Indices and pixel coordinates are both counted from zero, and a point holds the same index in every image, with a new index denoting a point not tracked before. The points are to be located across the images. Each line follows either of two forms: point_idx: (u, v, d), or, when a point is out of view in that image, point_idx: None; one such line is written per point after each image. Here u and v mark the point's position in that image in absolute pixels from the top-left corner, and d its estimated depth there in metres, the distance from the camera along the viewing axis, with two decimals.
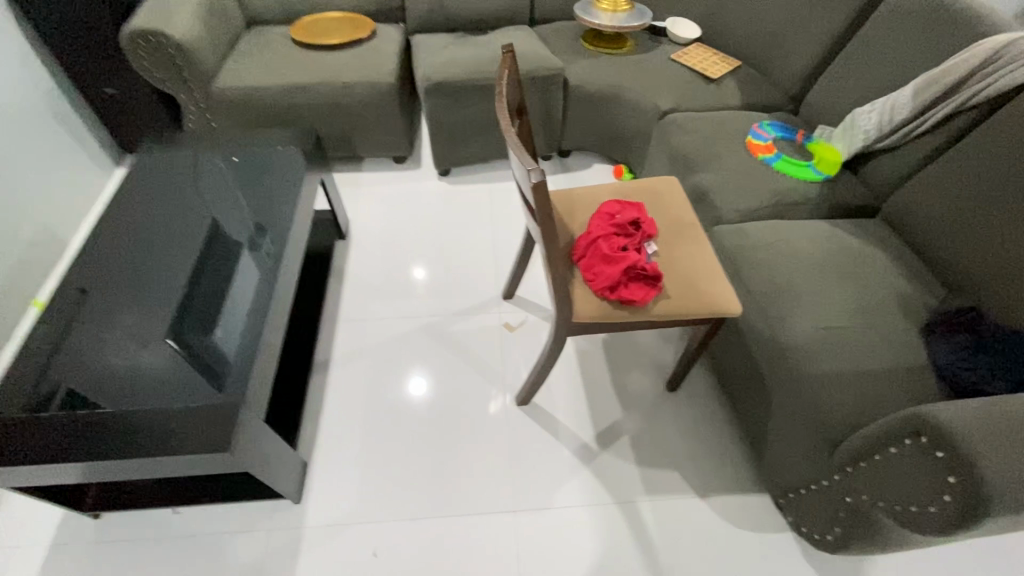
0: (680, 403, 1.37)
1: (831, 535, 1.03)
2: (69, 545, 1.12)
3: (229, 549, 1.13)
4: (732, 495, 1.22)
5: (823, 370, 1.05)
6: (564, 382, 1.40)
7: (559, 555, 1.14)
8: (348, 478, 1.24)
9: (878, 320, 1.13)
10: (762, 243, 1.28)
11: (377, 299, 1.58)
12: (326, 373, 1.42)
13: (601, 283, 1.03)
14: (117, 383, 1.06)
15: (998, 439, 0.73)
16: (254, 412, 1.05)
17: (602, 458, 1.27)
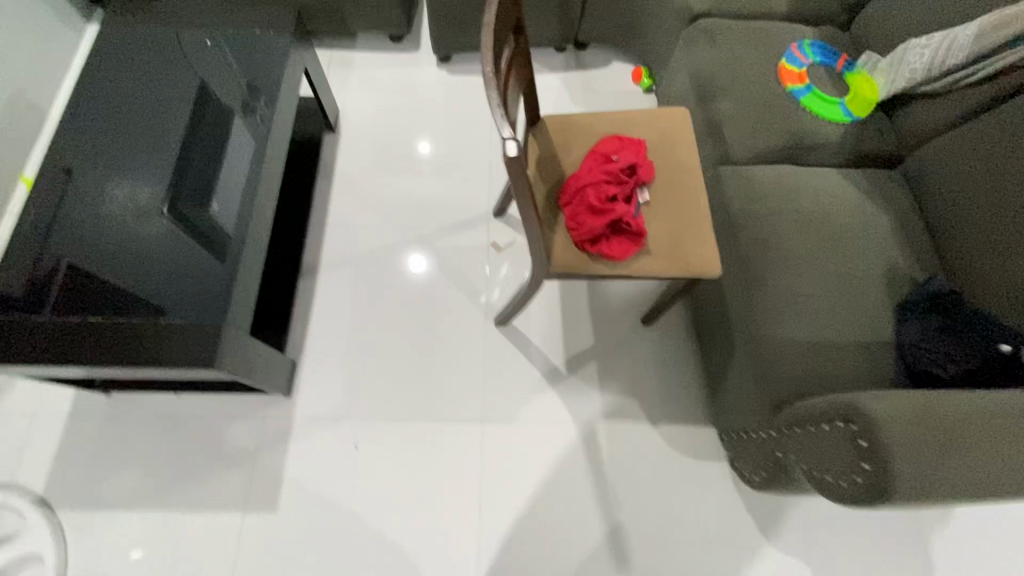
0: (652, 338, 1.43)
1: (758, 476, 1.15)
2: (88, 416, 1.28)
3: (230, 430, 1.29)
4: (681, 426, 1.35)
5: (787, 336, 1.09)
6: (543, 307, 1.44)
7: (516, 462, 1.29)
8: (334, 378, 1.35)
9: (857, 290, 1.13)
10: (762, 194, 1.22)
11: (366, 204, 1.56)
12: (315, 277, 1.46)
13: (583, 235, 1.02)
14: (105, 286, 1.10)
15: (914, 439, 0.79)
16: (241, 324, 1.11)
17: (569, 383, 1.37)
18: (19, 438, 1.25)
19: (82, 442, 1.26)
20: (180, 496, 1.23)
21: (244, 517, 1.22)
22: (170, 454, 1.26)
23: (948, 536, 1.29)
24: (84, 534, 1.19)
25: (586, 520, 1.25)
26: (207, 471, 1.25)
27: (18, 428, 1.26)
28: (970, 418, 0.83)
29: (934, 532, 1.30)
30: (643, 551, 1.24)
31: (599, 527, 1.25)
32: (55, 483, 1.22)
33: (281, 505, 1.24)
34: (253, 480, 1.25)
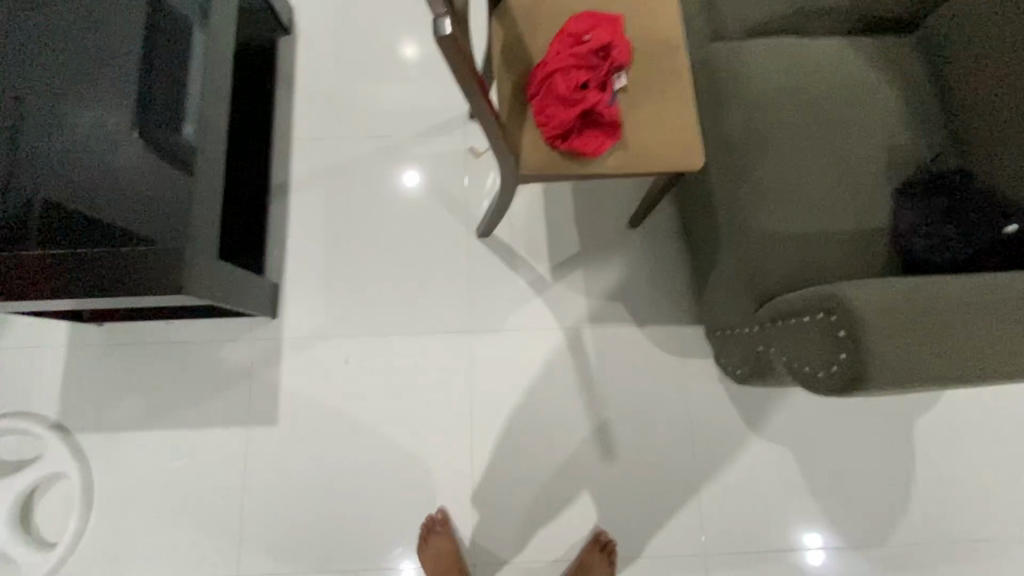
0: (640, 239, 1.38)
1: (740, 369, 1.15)
2: (86, 346, 1.32)
3: (223, 352, 1.32)
4: (669, 326, 1.34)
5: (774, 230, 1.03)
6: (525, 214, 1.39)
7: (504, 369, 1.32)
8: (318, 298, 1.35)
9: (854, 176, 1.05)
10: (756, 73, 1.10)
11: (333, 114, 1.46)
12: (288, 195, 1.41)
13: (552, 130, 0.94)
14: (61, 217, 1.05)
15: (894, 328, 0.78)
16: (208, 249, 1.08)
17: (555, 290, 1.35)
18: (26, 370, 1.30)
19: (85, 371, 1.31)
20: (185, 415, 1.29)
21: (248, 432, 1.29)
22: (168, 378, 1.31)
23: (931, 419, 1.32)
24: (103, 452, 1.27)
25: (574, 419, 1.30)
26: (207, 392, 1.30)
27: (22, 361, 1.30)
28: (956, 303, 0.80)
29: (918, 416, 1.32)
30: (629, 444, 1.29)
31: (586, 425, 1.30)
32: (67, 409, 1.29)
33: (282, 419, 1.29)
34: (251, 398, 1.30)
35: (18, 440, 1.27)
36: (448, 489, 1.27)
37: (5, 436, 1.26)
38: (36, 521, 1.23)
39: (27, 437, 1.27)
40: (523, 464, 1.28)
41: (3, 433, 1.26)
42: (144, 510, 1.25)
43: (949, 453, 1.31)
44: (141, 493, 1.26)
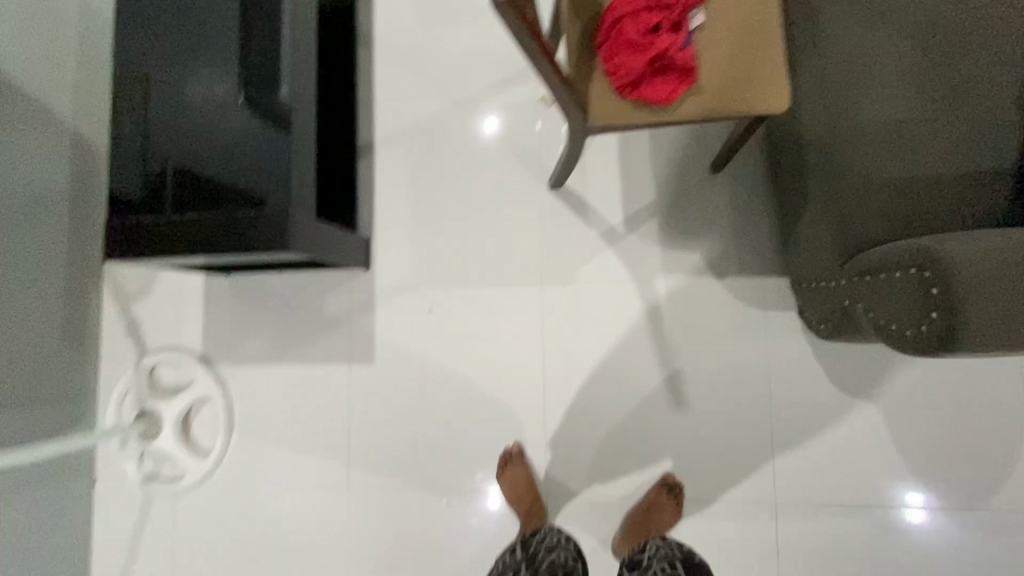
0: (720, 187, 1.32)
1: (824, 324, 1.10)
2: (217, 293, 1.55)
3: (326, 301, 1.49)
4: (748, 278, 1.29)
5: (868, 177, 0.97)
6: (598, 164, 1.37)
7: (577, 318, 1.36)
8: (404, 251, 1.46)
9: (964, 114, 0.97)
10: (856, 3, 1.02)
11: (410, 71, 1.50)
12: (372, 154, 1.50)
13: (620, 80, 0.91)
14: (188, 184, 1.22)
15: (996, 286, 0.73)
16: (307, 210, 1.21)
17: (627, 242, 1.35)
18: (176, 312, 1.57)
19: (219, 314, 1.54)
20: (299, 353, 1.50)
21: (350, 368, 1.47)
22: (283, 321, 1.51)
23: None
24: (238, 381, 1.52)
25: (645, 368, 1.32)
26: (315, 333, 1.49)
27: (172, 305, 1.57)
28: None
29: None
30: (701, 396, 1.30)
31: (658, 374, 1.32)
32: (208, 345, 1.54)
33: (377, 359, 1.46)
34: (352, 339, 1.47)
35: (176, 368, 1.55)
36: (524, 427, 1.37)
37: (166, 365, 1.55)
38: (194, 433, 1.52)
39: (182, 366, 1.55)
40: (594, 408, 1.34)
41: (165, 362, 1.54)
42: (272, 430, 1.49)
43: None
44: (270, 415, 1.50)
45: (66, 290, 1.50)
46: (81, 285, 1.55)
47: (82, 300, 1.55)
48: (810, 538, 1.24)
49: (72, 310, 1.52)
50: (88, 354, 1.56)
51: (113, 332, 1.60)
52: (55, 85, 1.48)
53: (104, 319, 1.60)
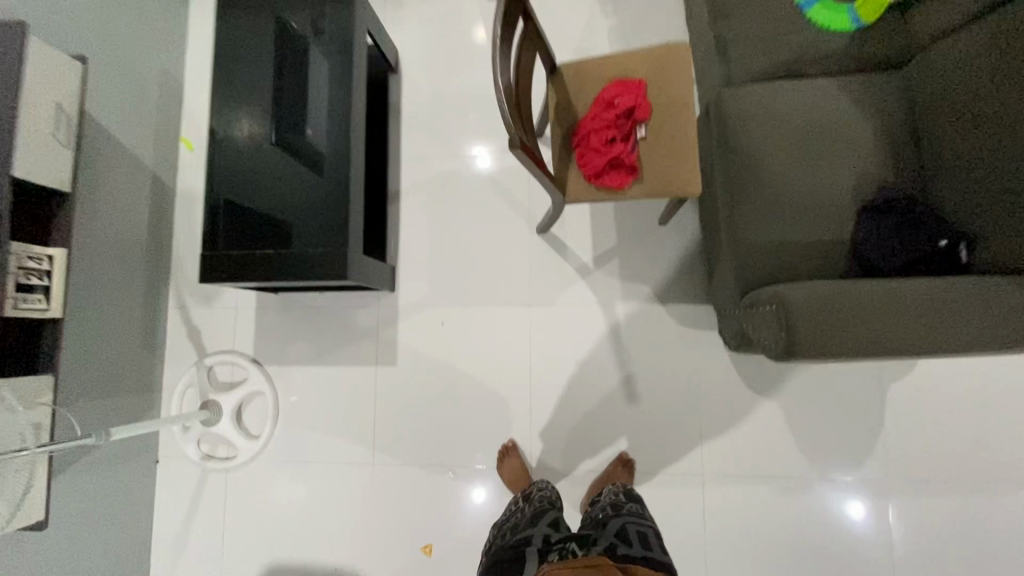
0: (666, 236, 1.75)
1: (733, 342, 1.52)
2: (267, 307, 1.91)
3: (358, 316, 1.87)
4: (686, 305, 1.72)
5: (758, 239, 1.37)
6: (575, 215, 1.79)
7: (556, 332, 1.77)
8: (422, 278, 1.85)
9: (828, 197, 1.35)
10: (756, 113, 1.41)
11: (430, 136, 1.91)
12: (398, 200, 1.89)
13: (589, 172, 1.33)
14: (264, 226, 1.61)
15: (817, 317, 1.15)
16: (355, 248, 1.60)
17: (596, 276, 1.76)
18: (231, 322, 1.92)
19: (269, 324, 1.91)
20: (335, 356, 1.87)
21: (376, 369, 1.84)
22: (322, 330, 1.88)
23: (905, 382, 1.62)
24: (283, 378, 1.88)
25: (607, 371, 1.73)
26: (348, 341, 1.87)
27: (229, 316, 1.93)
28: (867, 302, 1.15)
29: (893, 380, 1.63)
30: (649, 394, 1.71)
31: (617, 376, 1.73)
32: (259, 349, 1.90)
33: (398, 361, 1.84)
34: (378, 346, 1.85)
35: (230, 367, 1.90)
36: (514, 416, 1.77)
37: (222, 365, 1.90)
38: (245, 420, 1.87)
39: (236, 366, 1.91)
40: (568, 402, 1.74)
41: (221, 363, 1.90)
42: (310, 418, 1.85)
43: (918, 410, 1.61)
44: (309, 406, 1.86)
45: (145, 302, 1.85)
46: (155, 298, 1.90)
47: (155, 311, 1.90)
48: (727, 503, 1.64)
49: (148, 319, 1.87)
50: (156, 355, 1.90)
51: (176, 337, 1.94)
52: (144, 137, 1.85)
53: (169, 326, 1.95)
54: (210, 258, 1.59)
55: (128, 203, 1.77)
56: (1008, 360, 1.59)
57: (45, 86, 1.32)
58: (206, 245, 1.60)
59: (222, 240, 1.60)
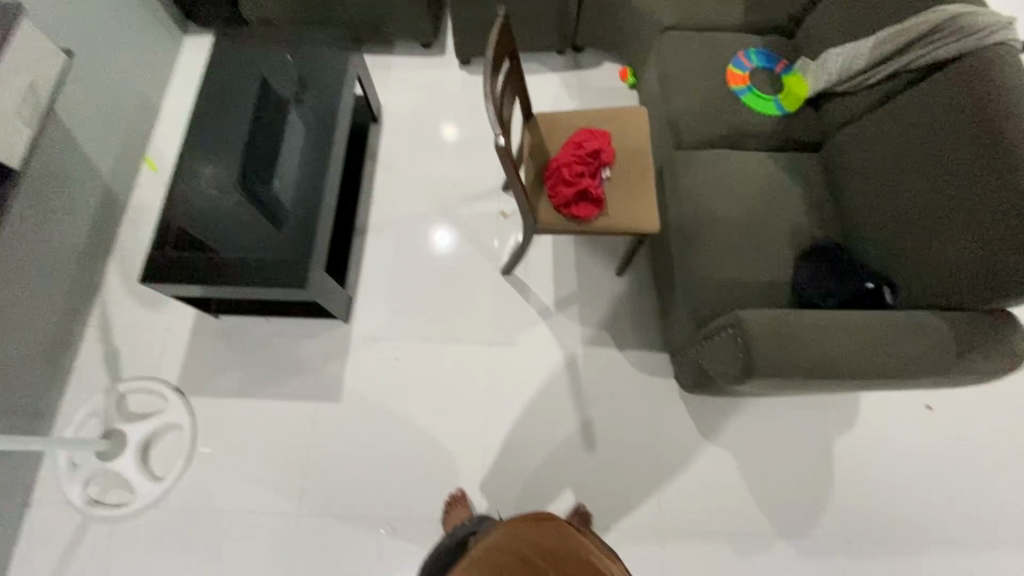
0: (622, 285, 1.85)
1: (689, 381, 1.56)
2: (205, 332, 1.78)
3: (305, 346, 1.77)
4: (642, 351, 1.76)
5: (710, 277, 1.47)
6: (538, 261, 1.88)
7: (514, 373, 1.73)
8: (380, 311, 1.81)
9: (768, 245, 1.51)
10: (703, 171, 1.60)
11: (403, 180, 2.01)
12: (364, 235, 1.91)
13: (559, 201, 1.43)
14: (225, 235, 1.57)
15: (770, 338, 1.20)
16: (318, 263, 1.58)
17: (556, 317, 1.80)
18: (159, 346, 1.75)
19: (202, 350, 1.75)
20: (272, 389, 1.71)
21: (317, 404, 1.69)
22: (263, 360, 1.75)
23: (849, 436, 1.67)
24: (207, 412, 1.68)
25: (565, 416, 1.68)
26: (290, 373, 1.73)
27: (157, 339, 1.76)
28: (814, 327, 1.22)
29: (838, 434, 1.67)
30: (606, 440, 1.66)
31: (574, 421, 1.68)
32: (184, 377, 1.72)
33: (343, 397, 1.70)
34: (323, 380, 1.72)
35: (146, 397, 1.69)
36: (465, 463, 1.63)
37: (137, 394, 1.69)
38: (151, 458, 1.62)
39: (153, 395, 1.69)
40: (524, 448, 1.64)
41: (136, 391, 1.68)
42: (230, 459, 1.62)
43: (865, 464, 1.64)
44: (231, 446, 1.64)
45: (61, 314, 1.68)
46: (74, 312, 1.73)
47: (71, 327, 1.72)
48: (689, 563, 1.53)
49: (60, 334, 1.67)
50: (59, 377, 1.67)
51: (89, 359, 1.73)
52: (106, 149, 1.84)
53: (83, 346, 1.75)
54: (156, 259, 1.52)
55: (71, 207, 1.69)
56: (938, 418, 1.69)
57: (20, 64, 1.28)
58: (155, 245, 1.54)
59: (174, 243, 1.55)
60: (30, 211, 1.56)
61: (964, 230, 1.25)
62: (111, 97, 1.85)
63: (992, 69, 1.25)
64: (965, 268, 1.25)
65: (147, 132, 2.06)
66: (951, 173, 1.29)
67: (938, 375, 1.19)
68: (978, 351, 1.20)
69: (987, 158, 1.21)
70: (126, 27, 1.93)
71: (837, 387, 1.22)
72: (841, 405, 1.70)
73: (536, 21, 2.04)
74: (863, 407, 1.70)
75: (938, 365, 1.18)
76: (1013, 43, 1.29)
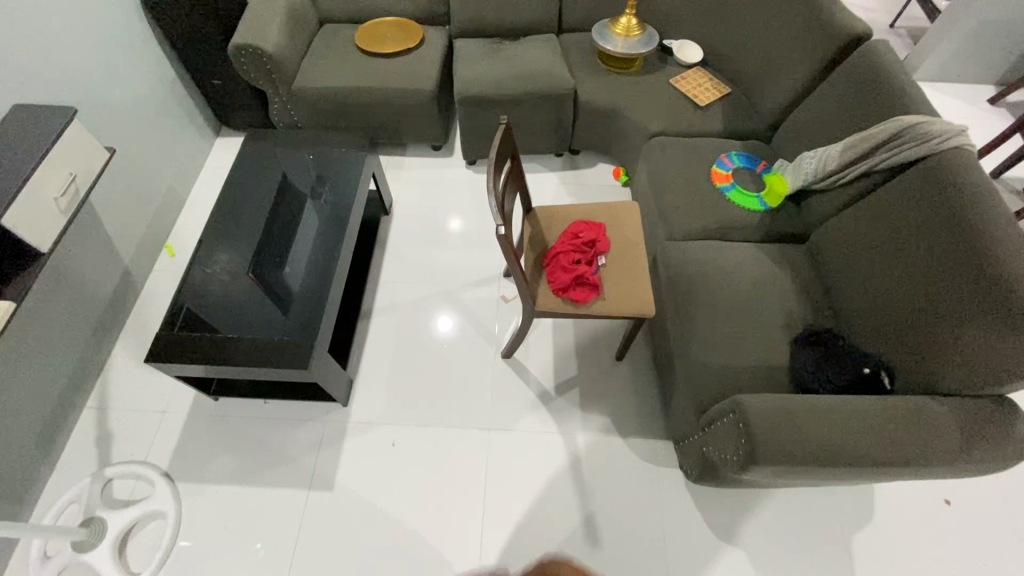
0: (621, 370, 1.86)
1: (694, 471, 1.51)
2: (203, 415, 1.76)
3: (301, 430, 1.74)
4: (645, 439, 1.73)
5: (708, 361, 1.49)
6: (537, 346, 1.91)
7: (514, 462, 1.68)
8: (380, 395, 1.81)
9: (762, 331, 1.54)
10: (696, 260, 1.68)
11: (409, 267, 2.10)
12: (369, 319, 1.97)
13: (558, 286, 1.50)
14: (233, 317, 1.62)
15: (772, 423, 1.19)
16: (321, 344, 1.61)
17: (556, 402, 1.79)
18: (154, 428, 1.73)
19: (198, 433, 1.73)
20: (264, 476, 1.66)
21: (308, 494, 1.63)
22: (258, 445, 1.71)
23: (867, 532, 1.58)
24: (194, 500, 1.61)
25: (567, 510, 1.60)
26: (284, 458, 1.69)
27: (153, 422, 1.74)
28: (814, 412, 1.21)
29: (856, 531, 1.58)
30: (611, 536, 1.56)
31: (577, 515, 1.60)
32: (176, 462, 1.67)
33: (336, 487, 1.64)
34: (316, 466, 1.68)
35: (133, 482, 1.63)
36: (460, 561, 1.52)
37: (124, 479, 1.63)
38: (129, 550, 1.52)
39: (140, 481, 1.64)
40: (524, 545, 1.55)
41: (124, 476, 1.63)
42: (212, 553, 1.53)
43: (889, 567, 1.53)
44: (215, 538, 1.55)
45: (62, 394, 1.68)
46: (75, 392, 1.73)
47: (69, 408, 1.71)
48: None
49: (57, 414, 1.66)
50: (48, 460, 1.63)
51: (81, 442, 1.70)
52: (132, 235, 1.96)
53: (77, 428, 1.73)
54: (163, 339, 1.56)
55: (87, 289, 1.76)
56: (960, 514, 1.61)
57: (64, 158, 1.41)
58: (164, 325, 1.58)
59: (182, 324, 1.60)
60: (50, 292, 1.63)
61: (953, 316, 1.29)
62: (142, 189, 2.01)
63: (955, 168, 1.36)
64: (957, 355, 1.27)
65: (172, 222, 2.20)
66: (933, 261, 1.35)
67: (948, 465, 1.16)
68: (985, 439, 1.18)
69: (965, 248, 1.28)
70: (165, 130, 2.13)
71: (844, 476, 1.19)
72: (855, 501, 1.63)
73: (536, 127, 2.26)
74: (877, 501, 1.63)
75: (945, 454, 1.16)
76: (969, 147, 1.41)
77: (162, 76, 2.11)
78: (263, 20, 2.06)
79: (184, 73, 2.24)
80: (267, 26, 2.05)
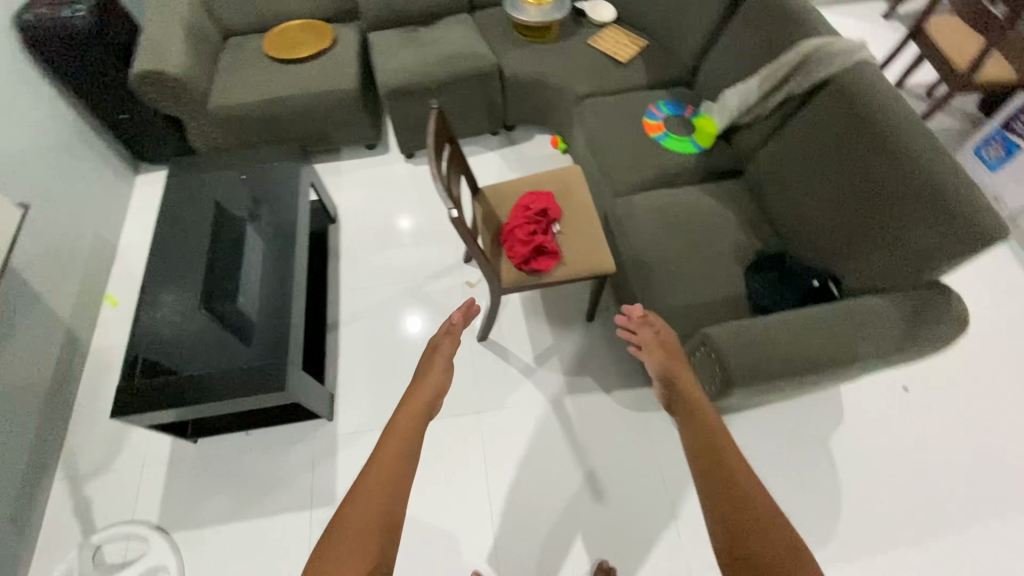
0: (594, 330, 1.91)
1: None
2: (185, 459, 1.71)
3: (291, 453, 1.71)
4: (628, 390, 1.79)
5: (673, 304, 1.55)
6: (510, 323, 1.94)
7: (508, 439, 1.71)
8: (364, 401, 1.79)
9: (717, 266, 1.62)
10: (643, 210, 1.74)
11: (369, 270, 2.08)
12: (338, 330, 1.94)
13: (518, 259, 1.52)
14: (196, 354, 1.57)
15: (740, 346, 1.26)
16: (293, 362, 1.58)
17: (539, 373, 1.83)
18: (136, 484, 1.66)
19: (183, 478, 1.67)
20: (262, 507, 1.63)
21: (311, 514, 1.61)
22: (247, 478, 1.67)
23: (840, 432, 1.71)
24: (193, 547, 1.56)
25: (568, 470, 1.66)
26: (279, 485, 1.66)
27: (132, 479, 1.67)
28: (776, 328, 1.29)
29: (832, 433, 1.70)
30: (613, 486, 1.63)
31: (578, 474, 1.65)
32: (167, 514, 1.61)
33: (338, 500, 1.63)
34: (314, 485, 1.66)
35: (125, 544, 1.56)
36: (475, 542, 1.55)
37: (114, 543, 1.56)
38: None
39: (133, 541, 1.57)
40: (533, 512, 1.59)
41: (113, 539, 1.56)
42: None
43: (864, 457, 1.66)
44: None
45: (25, 469, 1.58)
46: (39, 465, 1.64)
47: (37, 482, 1.62)
48: None
49: (26, 490, 1.57)
50: (26, 539, 1.55)
51: (59, 514, 1.62)
52: (67, 291, 1.85)
53: (52, 501, 1.64)
54: (125, 391, 1.49)
55: (29, 356, 1.66)
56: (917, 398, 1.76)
57: None
58: (123, 377, 1.51)
59: (142, 371, 1.53)
60: None
61: (881, 216, 1.39)
62: (67, 241, 1.89)
63: (859, 82, 1.46)
64: (892, 251, 1.37)
65: (108, 270, 2.09)
66: (856, 168, 1.45)
67: (897, 351, 1.27)
68: (927, 322, 1.29)
69: (881, 151, 1.38)
70: (78, 176, 2.00)
71: (813, 379, 1.28)
72: (826, 405, 1.76)
73: (467, 109, 2.24)
74: (845, 399, 1.76)
75: (894, 341, 1.27)
76: (870, 59, 1.51)
77: (61, 118, 1.97)
78: (160, 42, 1.94)
79: (85, 112, 2.10)
80: (166, 48, 1.93)
